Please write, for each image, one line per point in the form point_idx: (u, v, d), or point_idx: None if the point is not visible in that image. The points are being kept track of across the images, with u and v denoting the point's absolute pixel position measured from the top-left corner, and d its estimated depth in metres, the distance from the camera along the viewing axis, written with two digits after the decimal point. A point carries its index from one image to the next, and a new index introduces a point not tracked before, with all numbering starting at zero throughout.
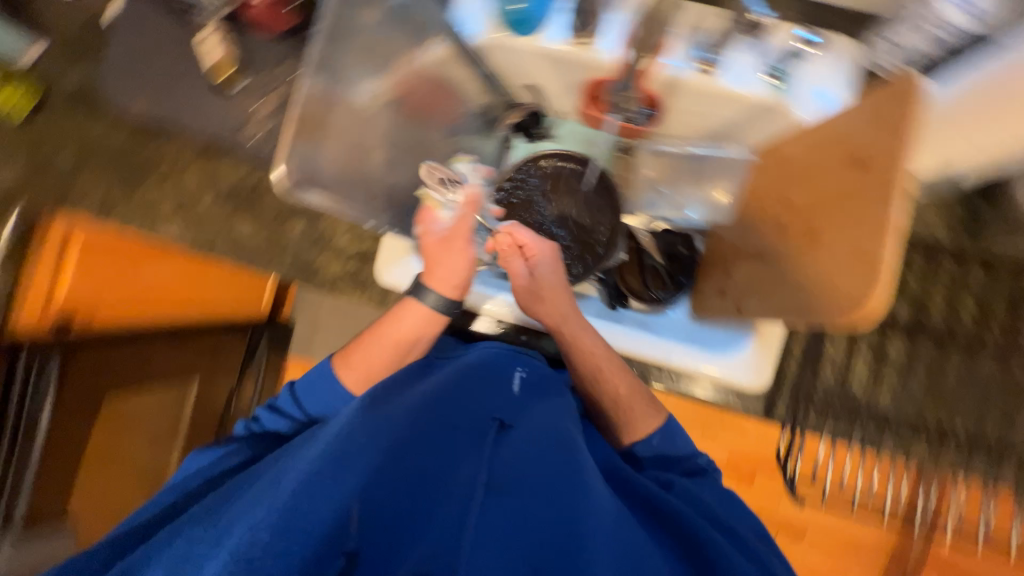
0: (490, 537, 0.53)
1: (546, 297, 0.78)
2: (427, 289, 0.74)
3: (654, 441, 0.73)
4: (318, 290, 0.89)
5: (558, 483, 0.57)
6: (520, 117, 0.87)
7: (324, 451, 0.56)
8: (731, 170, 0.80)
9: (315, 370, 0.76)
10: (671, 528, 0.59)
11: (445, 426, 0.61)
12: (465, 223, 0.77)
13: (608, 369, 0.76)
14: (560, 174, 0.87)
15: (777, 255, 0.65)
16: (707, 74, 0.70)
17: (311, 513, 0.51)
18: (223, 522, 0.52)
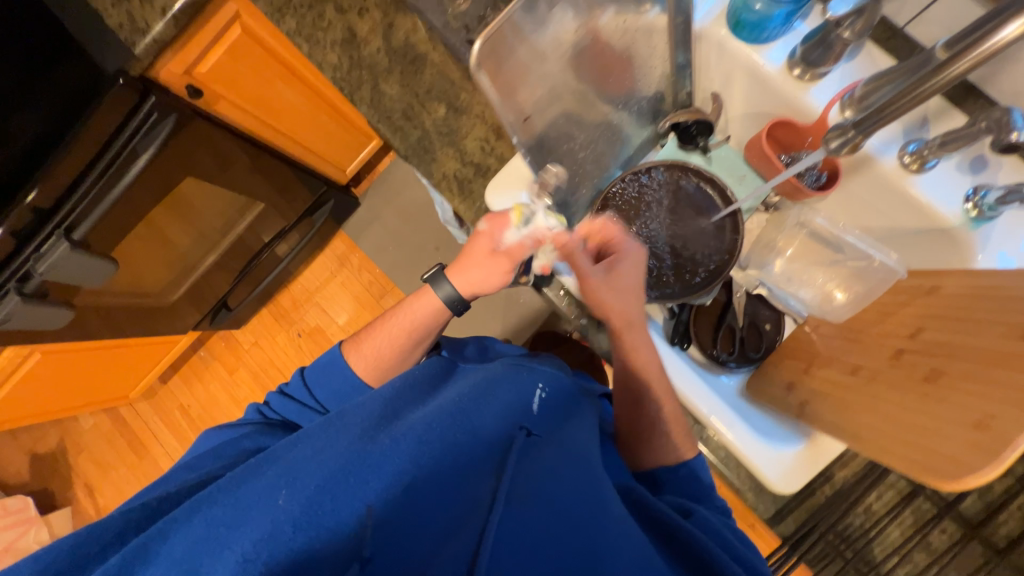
0: (513, 542, 0.51)
1: (616, 298, 0.71)
2: (447, 280, 0.76)
3: (680, 471, 0.68)
4: (425, 181, 0.77)
5: (575, 503, 0.56)
6: (688, 121, 0.80)
7: (348, 447, 0.56)
8: (868, 279, 0.73)
9: (326, 355, 0.80)
10: (689, 560, 0.56)
11: (462, 430, 0.60)
12: (518, 253, 0.70)
13: (658, 390, 0.71)
14: (692, 193, 0.83)
15: (878, 380, 0.60)
16: (908, 170, 0.64)
17: (336, 514, 0.50)
18: (247, 499, 0.50)
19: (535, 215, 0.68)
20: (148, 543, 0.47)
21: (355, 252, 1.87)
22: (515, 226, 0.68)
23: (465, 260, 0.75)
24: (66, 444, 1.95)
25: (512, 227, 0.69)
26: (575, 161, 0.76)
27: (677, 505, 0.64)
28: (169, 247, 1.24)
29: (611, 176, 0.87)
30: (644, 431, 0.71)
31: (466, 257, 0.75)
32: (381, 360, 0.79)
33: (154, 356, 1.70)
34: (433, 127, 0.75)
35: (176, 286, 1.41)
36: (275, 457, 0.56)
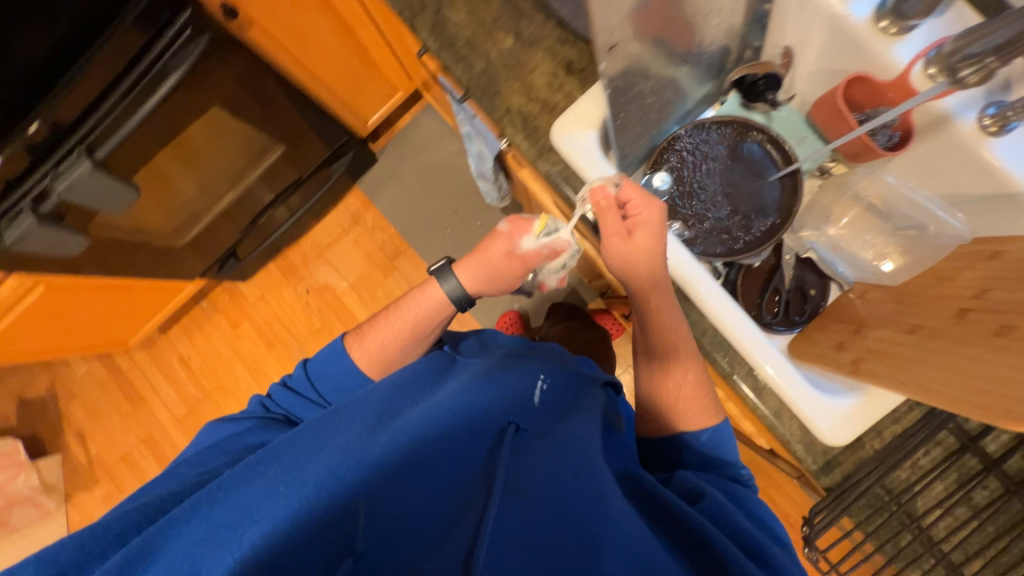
0: (512, 538, 0.47)
1: (641, 262, 0.65)
2: (453, 276, 0.79)
3: (702, 437, 0.65)
4: (486, 116, 0.73)
5: (580, 493, 0.53)
6: (757, 75, 0.78)
7: (345, 446, 0.53)
8: (922, 246, 0.74)
9: (329, 346, 0.80)
10: (692, 549, 0.52)
11: (462, 426, 0.58)
12: (532, 259, 0.77)
13: (682, 355, 0.67)
14: (751, 152, 0.82)
15: (942, 337, 0.60)
16: (986, 133, 0.62)
17: (323, 513, 0.48)
18: (239, 501, 0.48)
19: (557, 231, 0.75)
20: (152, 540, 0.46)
21: (369, 210, 1.81)
22: (535, 235, 0.75)
23: (476, 256, 0.79)
24: (58, 390, 1.89)
25: (531, 235, 0.76)
26: (642, 106, 0.74)
27: (689, 485, 0.60)
28: (169, 191, 1.19)
29: (667, 131, 0.85)
30: (661, 398, 0.68)
31: (477, 253, 0.79)
32: (382, 355, 0.80)
33: (156, 302, 1.64)
34: (500, 59, 0.72)
35: (186, 230, 1.37)
36: (277, 451, 0.53)
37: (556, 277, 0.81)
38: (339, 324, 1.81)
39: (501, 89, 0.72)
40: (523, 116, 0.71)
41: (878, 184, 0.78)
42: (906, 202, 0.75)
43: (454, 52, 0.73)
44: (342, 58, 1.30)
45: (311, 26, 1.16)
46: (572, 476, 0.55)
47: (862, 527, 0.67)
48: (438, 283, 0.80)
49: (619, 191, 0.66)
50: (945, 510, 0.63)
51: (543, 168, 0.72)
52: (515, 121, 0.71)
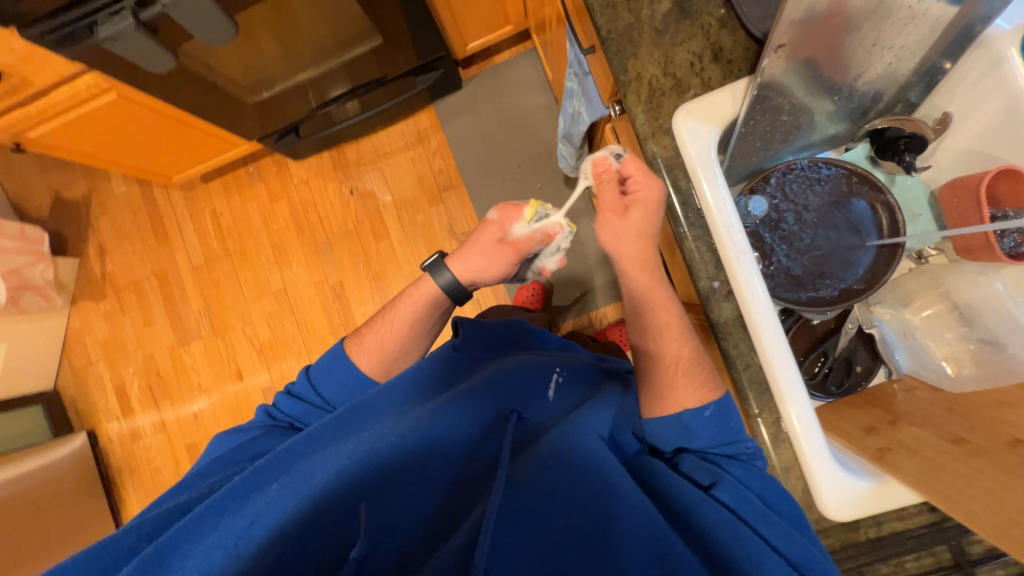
0: (518, 524, 0.54)
1: (628, 240, 0.71)
2: (447, 269, 0.87)
3: (705, 413, 0.65)
4: (614, 76, 0.68)
5: (585, 483, 0.58)
6: (904, 131, 0.70)
7: (353, 452, 0.64)
8: (994, 366, 0.68)
9: (330, 353, 0.87)
10: (700, 528, 0.55)
11: (457, 436, 0.67)
12: (526, 243, 0.88)
13: (671, 332, 0.72)
14: (862, 211, 0.76)
15: (986, 458, 0.58)
16: None
17: (334, 510, 0.59)
18: (250, 509, 0.58)
19: (546, 216, 0.89)
20: (174, 541, 0.55)
21: (436, 134, 1.77)
22: (525, 222, 0.88)
23: (468, 249, 0.89)
24: (92, 200, 1.93)
25: (522, 223, 0.88)
26: (773, 123, 0.69)
27: (704, 471, 0.62)
28: (255, 44, 1.17)
29: (780, 158, 0.79)
30: (657, 374, 0.70)
31: (470, 246, 0.89)
32: (382, 355, 0.87)
33: (208, 150, 1.64)
34: (650, 22, 0.67)
35: (258, 89, 1.35)
36: (281, 460, 0.64)
37: (555, 260, 0.93)
38: (371, 234, 1.80)
39: (639, 54, 0.67)
40: (651, 89, 0.67)
41: (982, 285, 0.71)
42: (998, 315, 0.69)
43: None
44: None
45: None
46: (573, 464, 0.60)
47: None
48: (432, 277, 0.88)
49: (621, 167, 0.71)
50: None
51: (649, 149, 0.68)
52: (641, 92, 0.67)
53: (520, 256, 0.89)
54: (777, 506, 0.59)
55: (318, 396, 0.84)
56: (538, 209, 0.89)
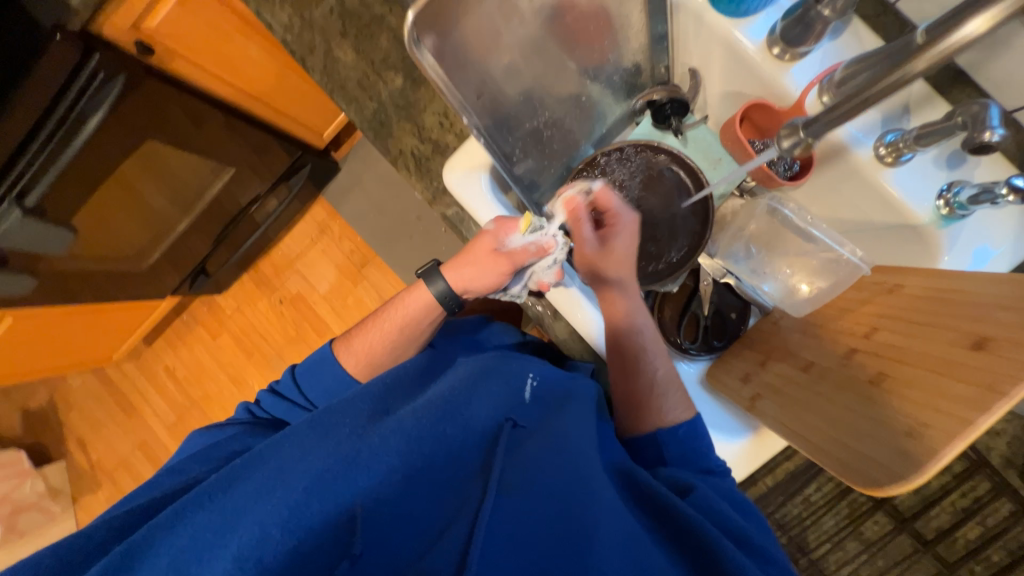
0: (503, 537, 0.44)
1: (609, 272, 0.69)
2: (440, 276, 0.73)
3: (680, 429, 0.63)
4: (382, 157, 0.74)
5: (569, 506, 0.46)
6: (663, 98, 0.75)
7: (337, 445, 0.50)
8: (835, 271, 0.70)
9: (316, 353, 0.75)
10: (682, 540, 0.48)
11: (455, 421, 0.54)
12: (522, 259, 0.67)
13: (653, 350, 0.69)
14: (663, 174, 0.78)
15: (826, 379, 0.60)
16: (883, 163, 0.62)
17: (322, 514, 0.46)
18: (228, 502, 0.46)
19: (543, 228, 0.68)
20: (149, 535, 0.44)
21: (336, 220, 1.82)
22: (523, 231, 0.66)
23: (464, 255, 0.72)
24: (57, 401, 1.99)
25: (519, 233, 0.67)
26: (540, 139, 0.74)
27: (677, 480, 0.56)
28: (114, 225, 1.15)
29: (583, 154, 0.83)
30: (635, 393, 0.67)
31: (465, 253, 0.71)
32: (376, 359, 0.75)
33: (135, 318, 1.70)
34: (392, 103, 0.72)
35: (146, 253, 1.34)
36: (263, 453, 0.50)
37: (550, 275, 0.68)
38: (313, 333, 1.84)
39: (394, 134, 0.72)
40: (415, 161, 0.72)
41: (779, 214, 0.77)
42: (806, 233, 0.74)
43: (349, 95, 0.73)
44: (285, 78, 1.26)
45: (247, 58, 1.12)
46: (561, 483, 0.49)
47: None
48: (424, 286, 0.74)
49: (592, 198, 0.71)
50: None
51: (438, 211, 0.74)
52: (408, 165, 0.73)
53: (514, 273, 0.69)
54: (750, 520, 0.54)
55: (301, 396, 0.72)
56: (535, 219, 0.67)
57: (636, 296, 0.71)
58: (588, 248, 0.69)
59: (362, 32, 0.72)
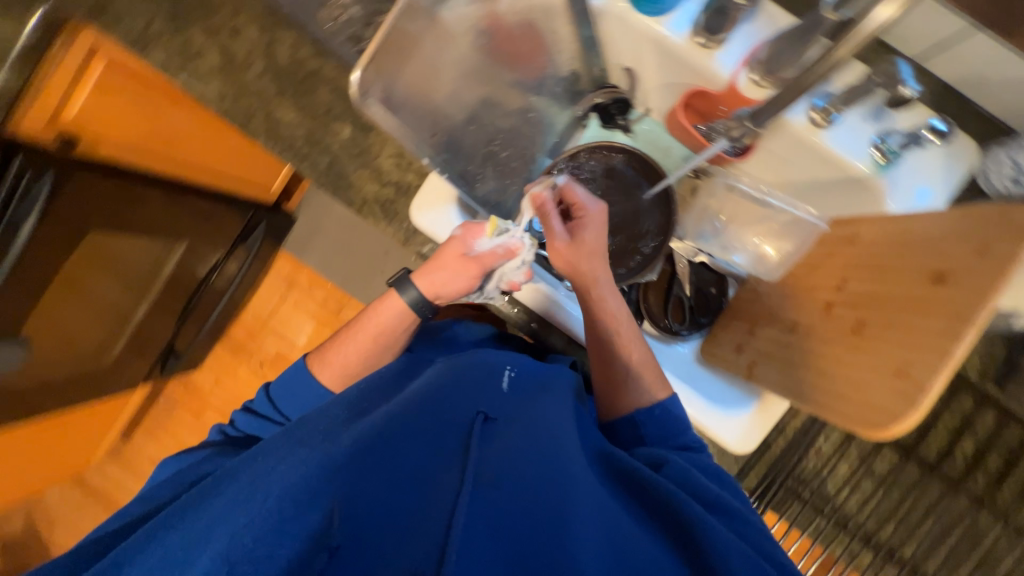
0: (483, 528, 0.41)
1: (584, 260, 0.68)
2: (412, 283, 0.70)
3: (654, 412, 0.65)
4: (346, 209, 0.73)
5: (550, 490, 0.45)
6: (607, 100, 0.79)
7: (309, 456, 0.49)
8: (799, 232, 0.74)
9: (291, 368, 0.73)
10: (659, 513, 0.51)
11: (430, 422, 0.52)
12: (490, 262, 0.68)
13: (626, 336, 0.69)
14: (620, 171, 0.82)
15: (811, 335, 0.63)
16: (817, 127, 0.66)
17: (295, 522, 0.43)
18: (205, 519, 0.46)
19: (509, 231, 0.68)
20: None
21: (302, 272, 1.77)
22: (489, 234, 0.66)
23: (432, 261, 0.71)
24: (37, 523, 1.85)
25: (485, 237, 0.67)
26: (498, 162, 0.75)
27: (650, 456, 0.59)
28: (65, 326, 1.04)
29: (542, 165, 0.82)
30: (612, 379, 0.68)
31: (432, 258, 0.70)
32: (353, 371, 0.73)
33: (108, 416, 1.59)
34: (345, 154, 0.71)
35: (107, 347, 1.23)
36: (237, 473, 0.51)
37: (520, 277, 0.69)
38: None
39: (352, 185, 0.72)
40: (380, 207, 0.72)
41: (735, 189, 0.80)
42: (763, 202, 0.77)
43: (299, 154, 0.72)
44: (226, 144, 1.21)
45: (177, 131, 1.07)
46: (540, 468, 0.47)
47: (778, 511, 0.70)
48: (395, 294, 0.71)
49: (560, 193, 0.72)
50: (853, 485, 0.68)
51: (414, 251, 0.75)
52: (374, 213, 0.72)
53: (483, 277, 0.70)
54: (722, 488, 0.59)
55: (274, 412, 0.71)
56: (501, 224, 0.67)
57: (609, 288, 0.69)
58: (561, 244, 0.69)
59: (299, 89, 0.72)
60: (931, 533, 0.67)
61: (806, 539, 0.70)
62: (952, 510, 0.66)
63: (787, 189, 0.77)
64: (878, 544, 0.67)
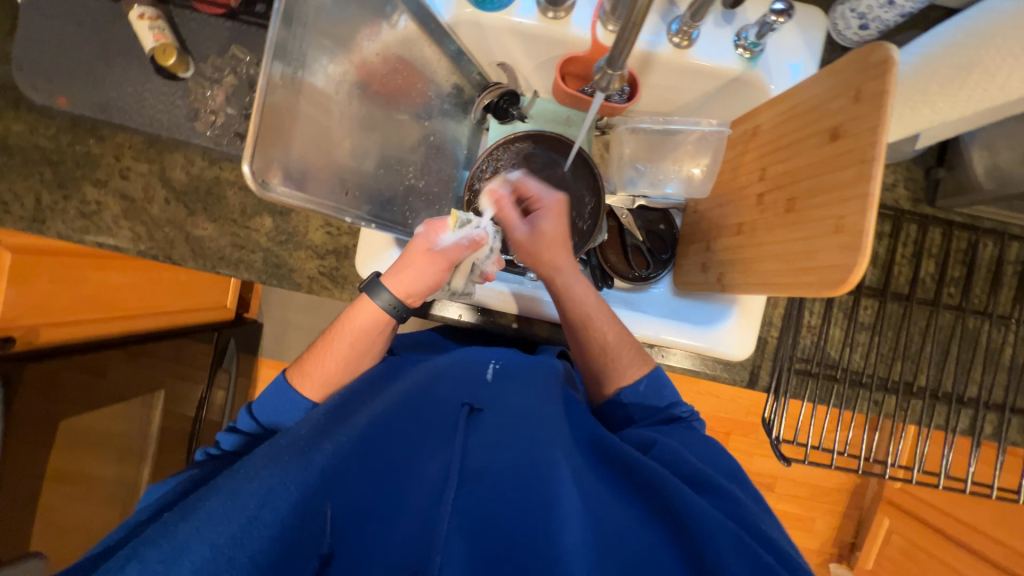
0: (468, 525, 0.49)
1: (544, 250, 0.71)
2: (382, 285, 0.65)
3: (640, 388, 0.68)
4: (297, 292, 0.74)
5: (534, 487, 0.52)
6: (495, 97, 0.81)
7: (291, 460, 0.51)
8: (710, 145, 0.77)
9: (270, 384, 0.66)
10: (638, 488, 0.57)
11: (415, 419, 0.57)
12: (457, 255, 0.65)
13: (596, 319, 0.70)
14: (534, 155, 0.85)
15: (755, 229, 0.67)
16: (681, 48, 0.70)
17: (290, 524, 0.48)
18: (181, 535, 0.46)
19: (472, 221, 0.68)
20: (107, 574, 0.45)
21: None
22: (452, 227, 0.65)
23: (400, 262, 0.67)
24: None
25: (448, 231, 0.66)
26: (418, 192, 0.77)
27: (638, 439, 0.64)
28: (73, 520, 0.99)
29: (462, 177, 0.87)
30: (594, 364, 0.70)
31: (400, 259, 0.67)
32: (336, 382, 0.67)
33: None
34: (273, 243, 0.72)
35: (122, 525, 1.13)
36: (220, 484, 0.51)
37: (492, 264, 0.71)
38: None
39: (291, 269, 0.73)
40: (325, 279, 0.74)
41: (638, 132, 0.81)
42: (667, 130, 0.79)
43: (231, 262, 0.73)
44: (170, 284, 1.15)
45: (109, 293, 1.01)
46: (525, 467, 0.53)
47: (800, 396, 0.73)
48: (369, 300, 0.65)
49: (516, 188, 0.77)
50: (851, 343, 0.71)
51: None
52: (323, 286, 0.74)
53: (452, 271, 0.67)
54: (701, 454, 0.64)
55: (255, 424, 0.65)
56: (462, 216, 0.68)
57: (580, 280, 0.71)
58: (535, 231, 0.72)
59: (207, 201, 0.72)
60: (933, 357, 0.70)
61: (833, 408, 0.73)
62: (940, 331, 0.71)
63: (682, 111, 0.82)
64: (893, 385, 0.70)
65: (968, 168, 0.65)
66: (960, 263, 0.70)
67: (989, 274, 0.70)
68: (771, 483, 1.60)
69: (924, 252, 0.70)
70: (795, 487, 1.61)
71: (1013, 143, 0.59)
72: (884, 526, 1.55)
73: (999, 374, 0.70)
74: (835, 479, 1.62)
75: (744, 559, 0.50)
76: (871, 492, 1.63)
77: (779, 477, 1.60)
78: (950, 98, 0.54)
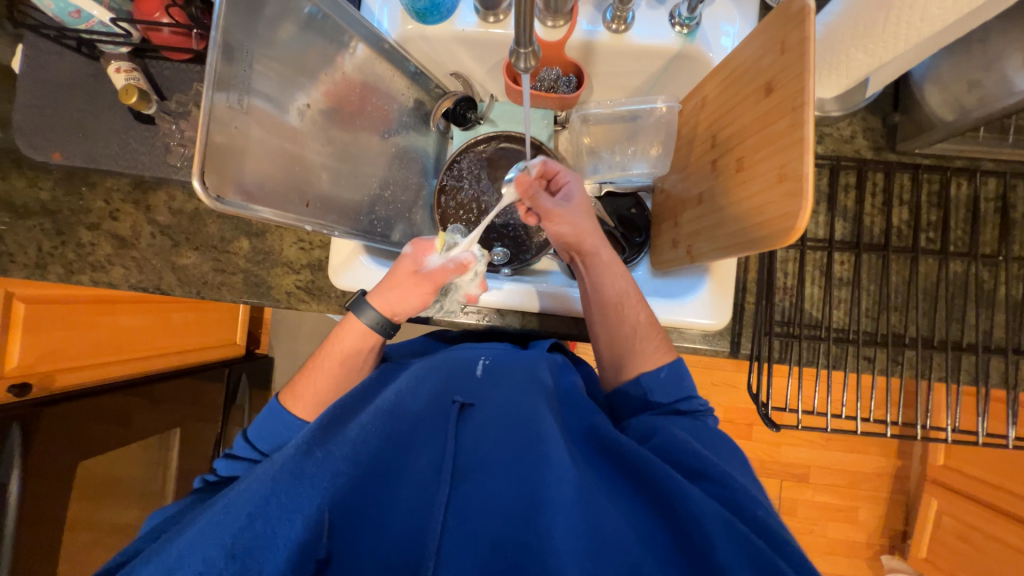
0: (459, 525, 0.50)
1: (585, 219, 0.70)
2: (368, 303, 0.66)
3: (661, 373, 0.65)
4: (277, 308, 0.78)
5: (524, 483, 0.51)
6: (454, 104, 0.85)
7: (284, 468, 0.52)
8: (662, 125, 0.79)
9: (264, 409, 0.68)
10: (635, 476, 0.54)
11: (405, 423, 0.57)
12: (442, 279, 0.66)
13: (629, 299, 0.69)
14: (498, 154, 0.90)
15: (712, 194, 0.67)
16: (619, 33, 0.72)
17: (288, 533, 0.48)
18: (184, 545, 0.48)
19: (460, 244, 0.69)
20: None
21: None
22: (439, 251, 0.67)
23: (386, 280, 0.68)
24: None
25: (436, 254, 0.68)
26: (388, 202, 0.80)
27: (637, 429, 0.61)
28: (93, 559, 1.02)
29: (432, 185, 0.92)
30: (623, 346, 0.68)
31: (387, 279, 0.68)
32: (327, 398, 0.69)
33: None
34: (252, 263, 0.76)
35: None
36: (221, 499, 0.52)
37: (476, 288, 0.70)
38: None
39: (270, 286, 0.77)
40: (304, 292, 0.77)
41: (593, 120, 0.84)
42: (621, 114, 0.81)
43: (215, 286, 0.77)
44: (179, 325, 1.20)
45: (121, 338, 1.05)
46: (516, 461, 0.53)
47: (787, 360, 0.71)
48: (357, 318, 0.67)
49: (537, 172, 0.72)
50: (832, 301, 0.69)
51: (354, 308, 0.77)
52: (302, 300, 0.77)
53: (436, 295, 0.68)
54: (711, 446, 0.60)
55: (255, 452, 0.66)
56: (451, 240, 0.69)
57: (612, 265, 0.70)
58: (557, 213, 0.70)
59: (189, 231, 0.77)
60: (923, 307, 0.68)
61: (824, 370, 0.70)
62: (927, 279, 0.68)
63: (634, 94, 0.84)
64: (883, 338, 0.68)
65: (923, 108, 0.64)
66: (936, 206, 0.69)
67: (967, 214, 0.68)
68: (802, 473, 1.52)
69: (895, 198, 0.69)
70: (829, 476, 1.52)
71: (959, 77, 0.59)
72: (933, 508, 1.45)
73: (996, 317, 0.67)
74: (872, 462, 1.52)
75: (744, 551, 0.47)
76: (913, 473, 1.53)
77: (811, 466, 1.51)
78: (883, 40, 0.54)
